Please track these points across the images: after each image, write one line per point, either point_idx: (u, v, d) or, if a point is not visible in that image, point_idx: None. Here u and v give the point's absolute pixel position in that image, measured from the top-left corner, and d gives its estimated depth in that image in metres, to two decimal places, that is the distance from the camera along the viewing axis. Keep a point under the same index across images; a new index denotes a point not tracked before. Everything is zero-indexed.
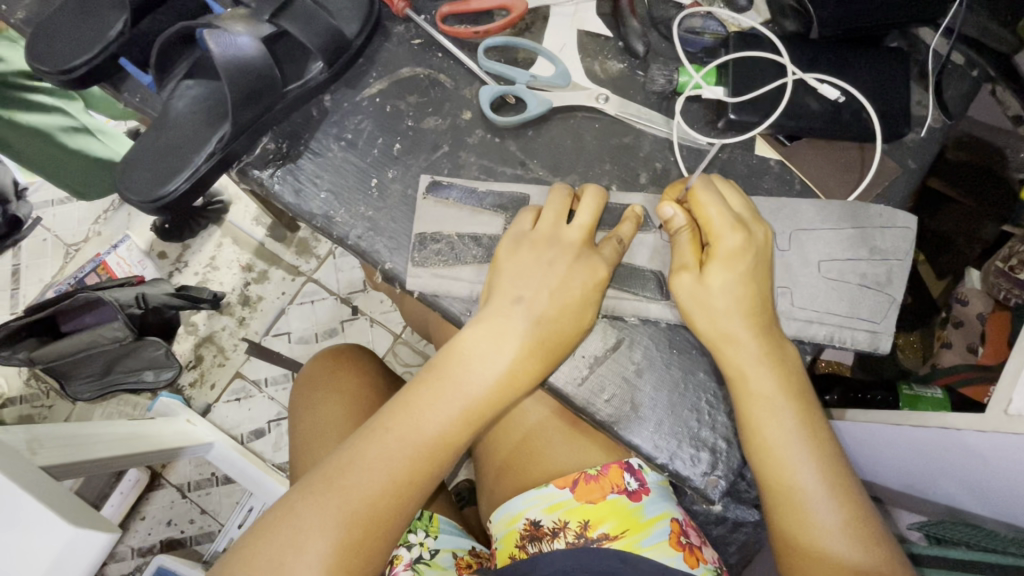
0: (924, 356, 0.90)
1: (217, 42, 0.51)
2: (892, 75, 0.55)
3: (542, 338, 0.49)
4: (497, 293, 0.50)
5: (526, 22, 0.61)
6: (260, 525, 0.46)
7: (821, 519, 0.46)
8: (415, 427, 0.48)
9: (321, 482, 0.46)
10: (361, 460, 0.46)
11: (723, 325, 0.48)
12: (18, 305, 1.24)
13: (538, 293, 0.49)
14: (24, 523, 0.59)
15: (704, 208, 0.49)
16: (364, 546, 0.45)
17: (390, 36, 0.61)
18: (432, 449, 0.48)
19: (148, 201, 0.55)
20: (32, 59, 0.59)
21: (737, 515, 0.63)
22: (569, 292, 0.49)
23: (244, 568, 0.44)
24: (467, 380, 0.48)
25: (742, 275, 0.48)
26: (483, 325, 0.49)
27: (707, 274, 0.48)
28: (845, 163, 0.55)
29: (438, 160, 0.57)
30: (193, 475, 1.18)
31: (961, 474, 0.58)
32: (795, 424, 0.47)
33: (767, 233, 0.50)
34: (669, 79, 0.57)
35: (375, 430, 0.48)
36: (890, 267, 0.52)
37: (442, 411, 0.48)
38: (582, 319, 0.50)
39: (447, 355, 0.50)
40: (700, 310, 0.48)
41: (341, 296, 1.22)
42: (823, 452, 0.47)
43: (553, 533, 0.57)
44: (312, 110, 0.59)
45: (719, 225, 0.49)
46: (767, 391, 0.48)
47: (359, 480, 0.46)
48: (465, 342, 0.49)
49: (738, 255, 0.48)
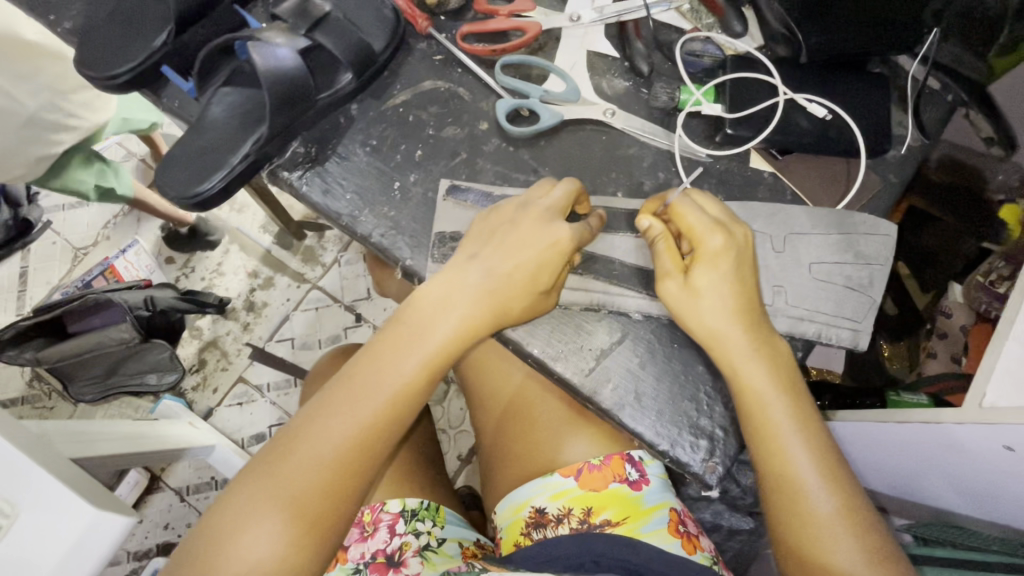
0: (910, 365, 0.94)
1: (259, 53, 0.56)
2: (873, 98, 0.60)
3: (496, 291, 0.53)
4: (459, 258, 0.55)
5: (539, 42, 0.67)
6: (248, 471, 0.49)
7: (815, 506, 0.49)
8: (381, 379, 0.51)
9: (299, 429, 0.49)
10: (338, 408, 0.50)
11: (711, 323, 0.51)
12: (24, 307, 1.26)
13: (495, 255, 0.54)
14: (46, 504, 0.60)
15: (686, 216, 0.53)
16: (338, 493, 0.48)
17: (413, 51, 0.66)
18: (399, 401, 0.51)
19: (186, 198, 0.59)
20: (82, 66, 0.64)
21: (731, 523, 0.71)
22: (523, 252, 0.53)
23: (234, 510, 0.47)
24: (433, 335, 0.52)
25: (727, 274, 0.52)
26: (442, 282, 0.53)
27: (692, 277, 0.52)
28: (832, 176, 0.60)
29: (457, 166, 0.62)
30: (192, 478, 1.19)
31: (944, 470, 0.61)
32: (784, 410, 0.51)
33: (746, 233, 0.54)
34: (671, 96, 0.61)
35: (344, 384, 0.51)
36: (873, 271, 0.57)
37: (407, 362, 0.51)
38: (542, 280, 0.53)
39: (410, 313, 0.53)
40: (690, 313, 0.52)
41: (344, 303, 1.25)
42: (815, 438, 0.51)
43: (557, 519, 0.59)
44: (340, 118, 0.63)
45: (701, 229, 0.53)
46: (752, 375, 0.51)
47: (330, 429, 0.49)
48: (428, 300, 0.53)
49: (721, 256, 0.52)
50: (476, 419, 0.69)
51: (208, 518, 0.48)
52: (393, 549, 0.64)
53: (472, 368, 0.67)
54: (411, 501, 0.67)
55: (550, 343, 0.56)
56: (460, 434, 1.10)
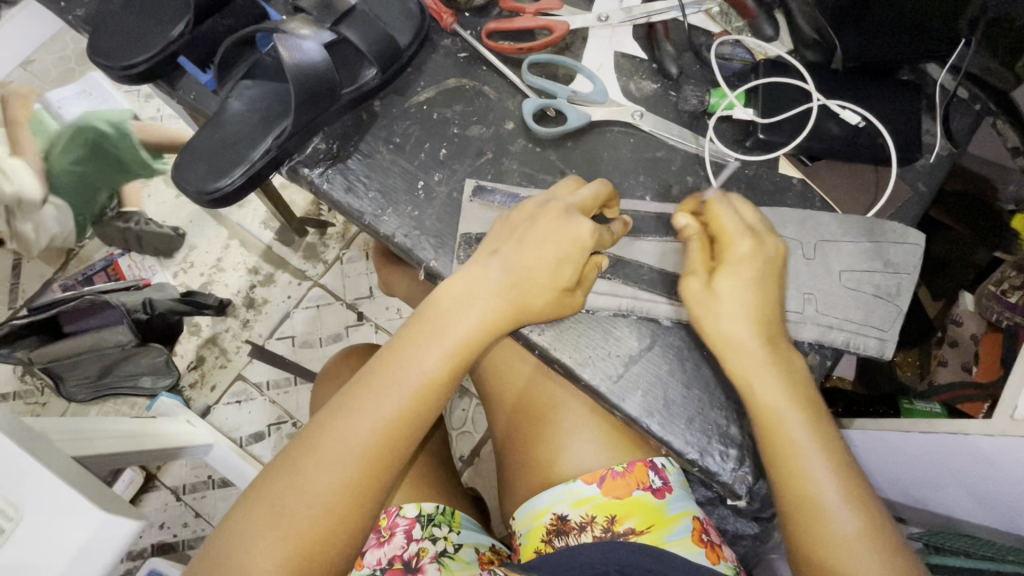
0: (920, 373, 0.94)
1: (286, 46, 0.55)
2: (904, 106, 0.60)
3: (515, 283, 0.51)
4: (481, 253, 0.53)
5: (566, 41, 0.66)
6: (269, 473, 0.48)
7: (832, 519, 0.46)
8: (406, 375, 0.49)
9: (319, 429, 0.48)
10: (357, 407, 0.48)
11: (729, 331, 0.49)
12: (16, 300, 1.23)
13: (513, 247, 0.52)
14: (51, 508, 0.57)
15: (720, 217, 0.51)
16: (361, 494, 0.47)
17: (438, 48, 0.65)
18: (424, 398, 0.49)
19: (204, 194, 0.58)
20: (95, 55, 0.62)
21: (737, 528, 0.68)
22: (544, 244, 0.51)
23: (254, 511, 0.46)
24: (454, 329, 0.50)
25: (749, 281, 0.49)
26: (462, 279, 0.51)
27: (715, 279, 0.50)
28: (861, 183, 0.60)
29: (482, 166, 0.61)
30: (188, 477, 1.17)
31: (964, 481, 0.60)
32: (803, 425, 0.48)
33: (778, 244, 0.52)
34: (701, 100, 0.61)
35: (367, 380, 0.49)
36: (900, 281, 0.56)
37: (432, 357, 0.49)
38: (565, 276, 0.51)
39: (437, 305, 0.51)
40: (705, 316, 0.50)
41: (347, 301, 1.23)
42: (835, 452, 0.48)
43: (580, 527, 0.59)
44: (362, 114, 0.62)
45: (732, 231, 0.51)
46: (769, 392, 0.48)
47: (351, 428, 0.47)
48: (452, 294, 0.51)
49: (746, 261, 0.50)
50: (496, 424, 0.68)
51: (229, 520, 0.47)
52: (409, 554, 0.63)
53: (494, 373, 0.66)
54: (427, 505, 0.66)
55: (578, 350, 0.55)
56: (463, 434, 1.09)
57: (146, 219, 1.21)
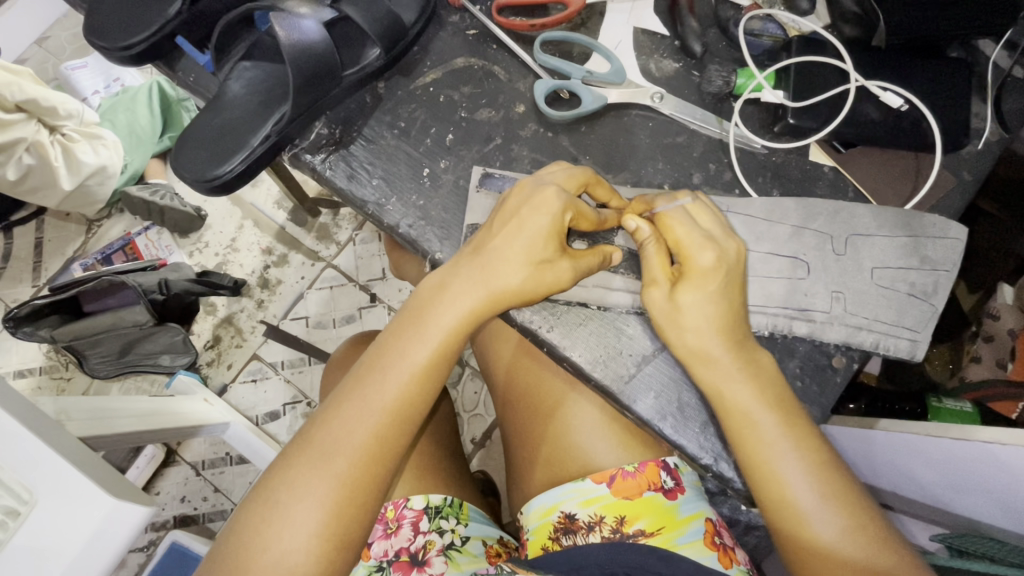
0: (951, 370, 0.87)
1: (283, 25, 0.52)
2: (952, 87, 0.54)
3: (498, 269, 0.48)
4: (465, 245, 0.51)
5: (582, 17, 0.61)
6: (266, 476, 0.47)
7: (815, 527, 0.43)
8: (390, 369, 0.47)
9: (313, 428, 0.47)
10: (348, 403, 0.47)
11: (694, 343, 0.46)
12: (40, 278, 1.25)
13: (491, 233, 0.49)
14: (65, 491, 0.58)
15: (674, 230, 0.48)
16: (356, 492, 0.45)
17: (445, 25, 0.61)
18: (412, 388, 0.47)
19: (203, 182, 0.56)
20: (92, 36, 0.60)
21: (750, 518, 0.66)
22: (520, 226, 0.48)
23: (251, 512, 0.45)
24: (437, 321, 0.48)
25: (714, 293, 0.46)
26: (450, 270, 0.50)
27: (678, 291, 0.47)
28: (900, 172, 0.55)
29: (491, 152, 0.58)
30: (208, 453, 1.19)
31: (989, 490, 0.56)
32: (775, 429, 0.45)
33: (740, 247, 0.48)
34: (727, 80, 0.56)
35: (355, 377, 0.48)
36: (938, 278, 0.52)
37: (417, 349, 0.47)
38: (541, 248, 0.48)
39: (419, 300, 0.50)
40: (669, 329, 0.48)
41: (360, 282, 1.22)
42: (814, 456, 0.44)
43: (588, 527, 0.56)
44: (366, 97, 0.59)
45: (690, 244, 0.47)
46: (737, 398, 0.46)
47: (344, 425, 0.46)
48: (434, 286, 0.49)
49: (711, 273, 0.46)
50: (503, 420, 0.66)
51: (229, 524, 0.47)
52: (415, 547, 0.62)
53: (501, 368, 0.65)
54: (434, 497, 0.65)
55: (589, 349, 0.53)
56: (474, 418, 1.08)
57: (171, 193, 1.18)
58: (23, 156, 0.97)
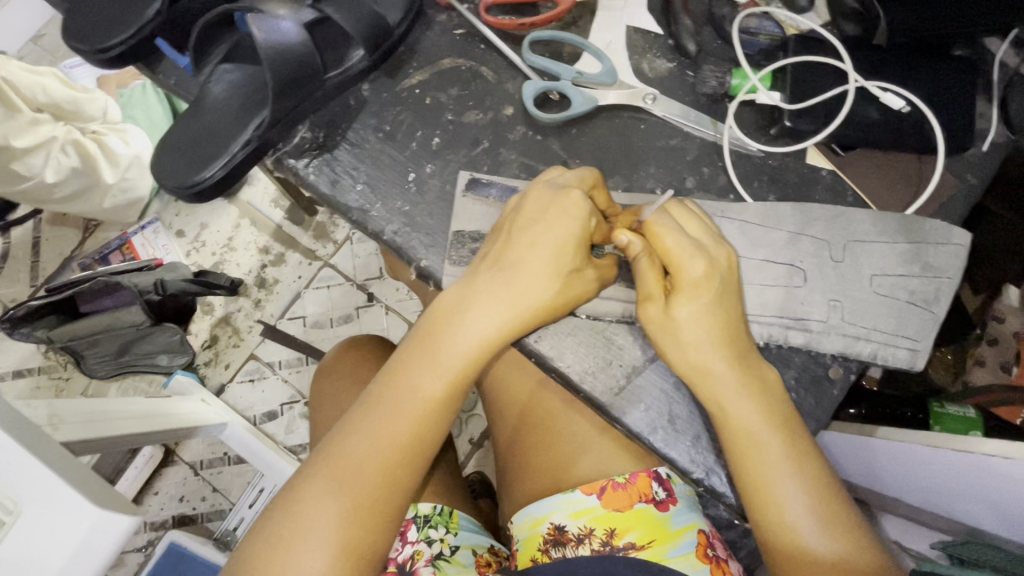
0: (954, 373, 0.85)
1: (260, 26, 0.51)
2: (956, 87, 0.52)
3: (517, 289, 0.46)
4: (476, 261, 0.49)
5: (573, 15, 0.60)
6: (272, 505, 0.46)
7: (817, 557, 0.42)
8: (400, 399, 0.46)
9: (322, 457, 0.45)
10: (358, 432, 0.45)
11: (695, 359, 0.45)
12: (37, 278, 1.24)
13: (509, 246, 0.47)
14: (47, 501, 0.52)
15: (661, 237, 0.46)
16: (365, 526, 0.44)
17: (432, 25, 0.59)
18: (424, 418, 0.46)
19: (184, 187, 0.55)
20: (70, 38, 0.59)
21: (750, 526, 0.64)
22: (542, 239, 0.47)
23: (255, 544, 0.44)
24: (450, 347, 0.46)
25: (709, 304, 0.45)
26: (463, 290, 0.47)
27: (673, 304, 0.45)
28: (901, 176, 0.53)
29: (478, 156, 0.56)
30: (205, 453, 1.18)
31: (992, 502, 0.54)
32: (788, 462, 0.43)
33: (729, 254, 0.48)
34: (722, 81, 0.55)
35: (364, 405, 0.47)
36: (939, 285, 0.50)
37: (430, 377, 0.46)
38: (570, 260, 0.46)
39: (432, 322, 0.48)
40: (667, 344, 0.46)
41: (357, 282, 1.21)
42: (822, 493, 0.43)
43: (577, 539, 0.55)
44: (350, 100, 0.58)
45: (679, 253, 0.45)
46: (750, 428, 0.44)
47: (352, 456, 0.44)
48: (447, 309, 0.47)
49: (703, 283, 0.45)
50: (495, 429, 0.65)
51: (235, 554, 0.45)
52: (403, 558, 0.61)
53: (491, 378, 0.63)
54: (424, 506, 0.64)
55: (578, 359, 0.51)
56: (472, 418, 1.07)
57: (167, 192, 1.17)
58: (63, 153, 0.92)
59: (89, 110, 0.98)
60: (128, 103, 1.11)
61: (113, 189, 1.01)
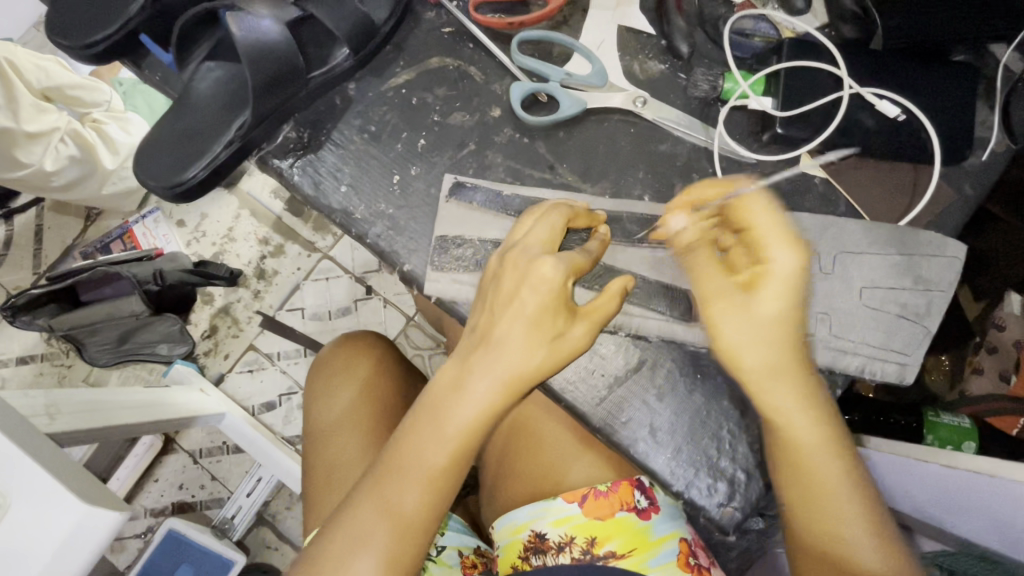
0: (952, 382, 0.82)
1: (240, 26, 0.50)
2: (955, 94, 0.51)
3: (516, 354, 0.40)
4: (473, 320, 0.44)
5: (563, 14, 0.58)
6: None
7: None
8: (395, 485, 0.40)
9: (317, 555, 0.40)
10: (354, 527, 0.40)
11: (762, 360, 0.39)
12: (40, 266, 1.25)
13: (499, 306, 0.42)
14: (30, 495, 0.51)
15: (749, 219, 0.40)
16: None
17: (420, 22, 0.58)
18: (426, 501, 0.40)
19: (169, 188, 0.55)
20: (56, 33, 0.58)
21: None
22: (529, 297, 0.41)
23: None
24: (449, 425, 0.40)
25: (792, 299, 0.39)
26: (460, 359, 0.42)
27: (751, 298, 0.39)
28: (896, 185, 0.52)
29: (465, 158, 0.55)
30: (205, 442, 1.16)
31: (980, 519, 0.53)
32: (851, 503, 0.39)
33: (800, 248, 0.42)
34: (713, 85, 0.54)
35: (359, 494, 0.41)
36: (931, 298, 0.49)
37: (428, 458, 0.40)
38: (551, 319, 0.40)
39: (429, 398, 0.42)
40: (734, 339, 0.39)
41: (355, 275, 1.20)
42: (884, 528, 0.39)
43: (558, 547, 0.55)
44: (335, 99, 0.57)
45: (762, 236, 0.40)
46: (798, 435, 0.39)
47: (348, 554, 0.40)
48: (444, 384, 0.41)
49: (791, 274, 0.39)
50: None
51: None
52: None
53: None
54: None
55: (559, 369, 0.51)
56: None
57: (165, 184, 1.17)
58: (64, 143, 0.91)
59: (91, 98, 0.97)
60: (125, 94, 1.10)
61: (111, 178, 1.01)
